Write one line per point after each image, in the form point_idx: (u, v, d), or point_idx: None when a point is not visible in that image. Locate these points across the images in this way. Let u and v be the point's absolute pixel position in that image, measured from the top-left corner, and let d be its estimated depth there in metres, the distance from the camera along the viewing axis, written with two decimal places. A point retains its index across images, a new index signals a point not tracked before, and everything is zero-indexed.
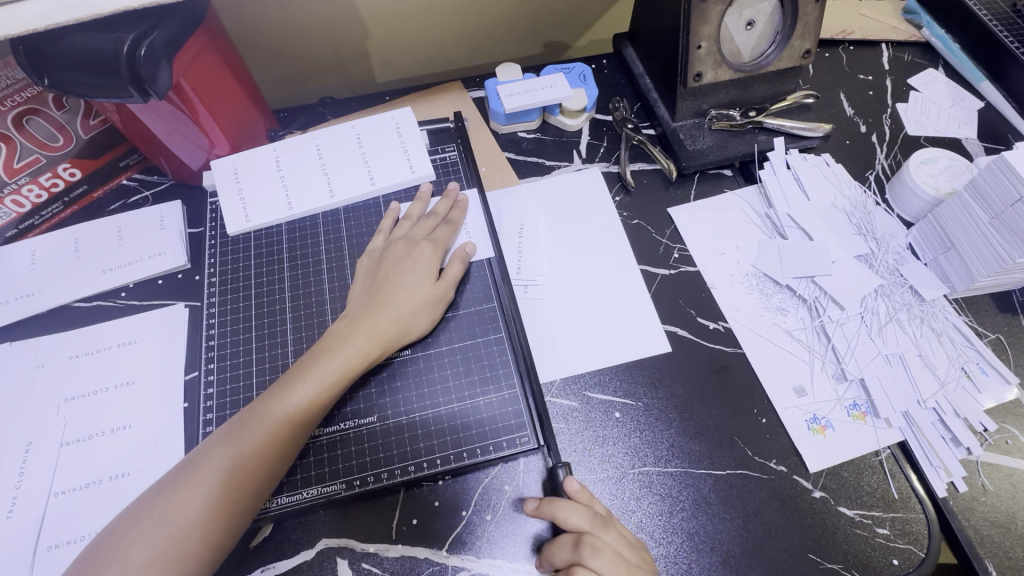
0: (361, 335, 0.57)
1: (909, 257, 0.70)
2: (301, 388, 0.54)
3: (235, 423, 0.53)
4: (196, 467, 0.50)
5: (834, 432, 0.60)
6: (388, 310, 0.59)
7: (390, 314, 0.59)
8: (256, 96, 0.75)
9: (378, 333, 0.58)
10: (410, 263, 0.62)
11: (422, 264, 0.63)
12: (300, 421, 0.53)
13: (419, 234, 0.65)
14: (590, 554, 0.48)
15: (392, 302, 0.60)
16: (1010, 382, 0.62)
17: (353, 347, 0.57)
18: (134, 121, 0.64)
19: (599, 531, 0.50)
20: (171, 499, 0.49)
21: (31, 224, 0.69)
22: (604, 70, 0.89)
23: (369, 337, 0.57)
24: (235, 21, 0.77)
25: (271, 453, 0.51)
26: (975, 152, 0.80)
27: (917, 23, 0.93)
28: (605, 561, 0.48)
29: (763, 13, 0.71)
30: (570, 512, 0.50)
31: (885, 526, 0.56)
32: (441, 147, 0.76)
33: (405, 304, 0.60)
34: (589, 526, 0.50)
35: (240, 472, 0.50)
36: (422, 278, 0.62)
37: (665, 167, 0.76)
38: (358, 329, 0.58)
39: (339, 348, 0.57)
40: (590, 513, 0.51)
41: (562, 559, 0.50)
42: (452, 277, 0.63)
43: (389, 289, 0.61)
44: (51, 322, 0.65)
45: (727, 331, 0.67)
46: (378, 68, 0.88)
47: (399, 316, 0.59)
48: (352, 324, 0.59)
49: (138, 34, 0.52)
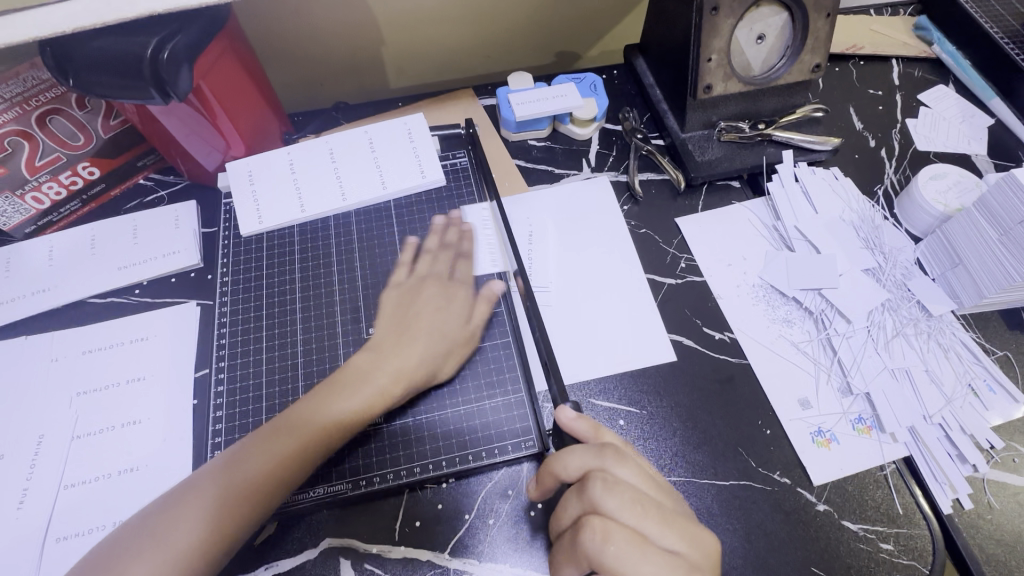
0: (387, 363, 0.60)
1: (917, 272, 0.70)
2: (323, 413, 0.56)
3: (254, 441, 0.55)
4: (213, 479, 0.52)
5: (839, 446, 0.60)
6: (413, 352, 0.61)
7: (415, 356, 0.60)
8: (272, 100, 0.77)
9: (403, 363, 0.60)
10: (443, 303, 0.64)
11: (453, 302, 0.65)
12: (316, 442, 0.54)
13: (449, 272, 0.67)
14: (602, 491, 0.45)
15: (421, 337, 0.62)
16: (1018, 400, 0.62)
17: (375, 381, 0.58)
18: (153, 122, 0.66)
19: (611, 466, 0.47)
20: (184, 509, 0.51)
21: (49, 221, 0.71)
22: (615, 80, 0.89)
23: (394, 371, 0.59)
24: (254, 28, 0.79)
25: (285, 469, 0.53)
26: (985, 168, 0.80)
27: (928, 39, 0.93)
28: (619, 495, 0.45)
29: (773, 27, 0.72)
30: (570, 456, 0.49)
31: (889, 541, 0.56)
32: (452, 153, 0.77)
33: (432, 339, 0.62)
34: (596, 462, 0.48)
35: (249, 485, 0.52)
36: (453, 321, 0.63)
37: (673, 177, 0.77)
38: (383, 366, 0.59)
39: (367, 379, 0.58)
40: (597, 449, 0.48)
41: (573, 511, 0.47)
42: (482, 317, 0.64)
43: (425, 316, 0.63)
44: (67, 315, 0.66)
45: (733, 342, 0.67)
46: (392, 74, 0.90)
47: (425, 357, 0.60)
48: (381, 352, 0.61)
49: (162, 38, 0.53)
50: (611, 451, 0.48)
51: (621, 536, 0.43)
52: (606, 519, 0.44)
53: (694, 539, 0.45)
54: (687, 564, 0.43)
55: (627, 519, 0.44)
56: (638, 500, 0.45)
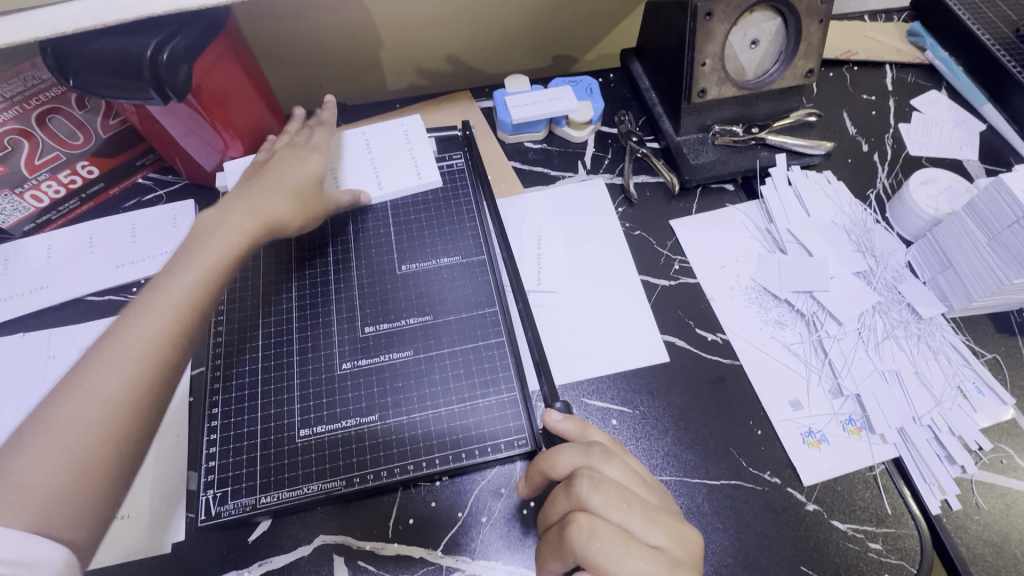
0: (241, 211, 0.58)
1: (908, 275, 0.71)
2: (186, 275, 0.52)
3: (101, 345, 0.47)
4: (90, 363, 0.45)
5: (829, 446, 0.61)
6: (255, 204, 0.59)
7: (261, 204, 0.59)
8: (272, 102, 0.77)
9: (259, 213, 0.59)
10: (295, 160, 0.66)
11: (305, 161, 0.66)
12: (194, 307, 0.50)
13: (304, 141, 0.69)
14: (588, 488, 0.46)
15: (263, 194, 0.60)
16: (1006, 402, 0.63)
17: (224, 240, 0.55)
18: (152, 121, 0.67)
19: (597, 464, 0.49)
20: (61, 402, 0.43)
21: (49, 219, 0.71)
22: (611, 83, 0.90)
23: (249, 217, 0.58)
24: (253, 30, 0.79)
25: (166, 344, 0.48)
26: (977, 173, 0.81)
27: (921, 45, 0.94)
28: (605, 492, 0.46)
29: (767, 33, 0.73)
30: (559, 454, 0.50)
31: (878, 541, 0.57)
32: (449, 155, 0.78)
33: (272, 201, 0.60)
34: (584, 461, 0.49)
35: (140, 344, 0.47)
36: (299, 176, 0.64)
37: (668, 180, 0.78)
38: (229, 217, 0.57)
39: (211, 238, 0.55)
40: (584, 447, 0.50)
41: (560, 507, 0.47)
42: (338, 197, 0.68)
43: (269, 178, 0.63)
44: (65, 313, 0.67)
45: (725, 343, 0.67)
46: (390, 76, 0.90)
47: (273, 205, 0.60)
48: (232, 205, 0.59)
49: (162, 39, 0.54)
50: (598, 450, 0.49)
51: (607, 532, 0.44)
52: (593, 515, 0.45)
53: (677, 535, 0.45)
54: (669, 559, 0.44)
55: (613, 516, 0.45)
56: (624, 497, 0.46)
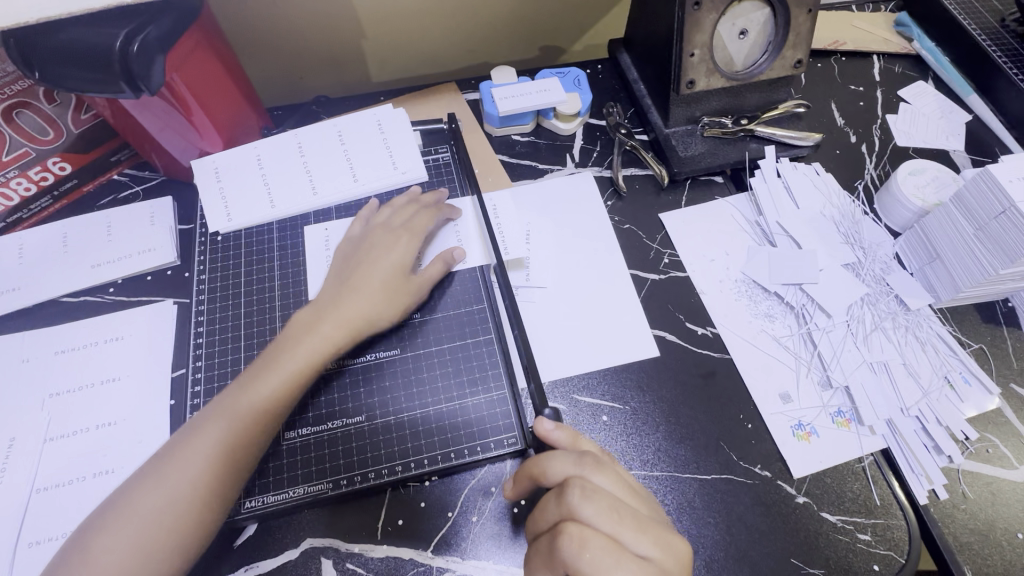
0: (329, 322, 0.58)
1: (896, 266, 0.71)
2: (275, 373, 0.55)
3: (206, 417, 0.53)
4: (181, 449, 0.51)
5: (818, 438, 0.61)
6: (357, 297, 0.59)
7: (357, 303, 0.59)
8: (250, 95, 0.75)
9: (345, 321, 0.58)
10: (383, 250, 0.63)
11: (397, 248, 0.63)
12: (269, 414, 0.53)
13: (396, 221, 0.66)
14: (580, 498, 0.45)
15: (358, 293, 0.60)
16: (991, 391, 0.64)
17: (311, 345, 0.56)
18: (126, 115, 0.64)
19: (589, 473, 0.48)
20: (148, 487, 0.49)
21: (19, 217, 0.68)
22: (599, 74, 0.89)
23: (335, 324, 0.58)
24: (231, 20, 0.77)
25: (241, 450, 0.51)
26: (963, 163, 0.81)
27: (908, 35, 0.94)
28: (596, 501, 0.45)
29: (756, 22, 0.72)
30: (550, 462, 0.49)
31: (867, 532, 0.57)
32: (435, 148, 0.77)
33: (372, 291, 0.60)
34: (576, 471, 0.48)
35: (230, 447, 0.51)
36: (391, 271, 0.62)
37: (657, 173, 0.77)
38: (319, 324, 0.57)
39: (305, 339, 0.57)
40: (576, 455, 0.49)
41: (551, 516, 0.47)
42: (428, 276, 0.63)
43: (361, 275, 0.61)
44: (39, 315, 0.65)
45: (715, 336, 0.67)
46: (374, 68, 0.89)
47: (359, 307, 0.59)
48: (321, 310, 0.59)
49: (132, 29, 0.52)
50: (590, 459, 0.49)
51: (598, 542, 0.43)
52: (583, 525, 0.44)
53: (667, 546, 0.45)
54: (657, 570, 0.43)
55: (603, 525, 0.44)
56: (614, 507, 0.45)
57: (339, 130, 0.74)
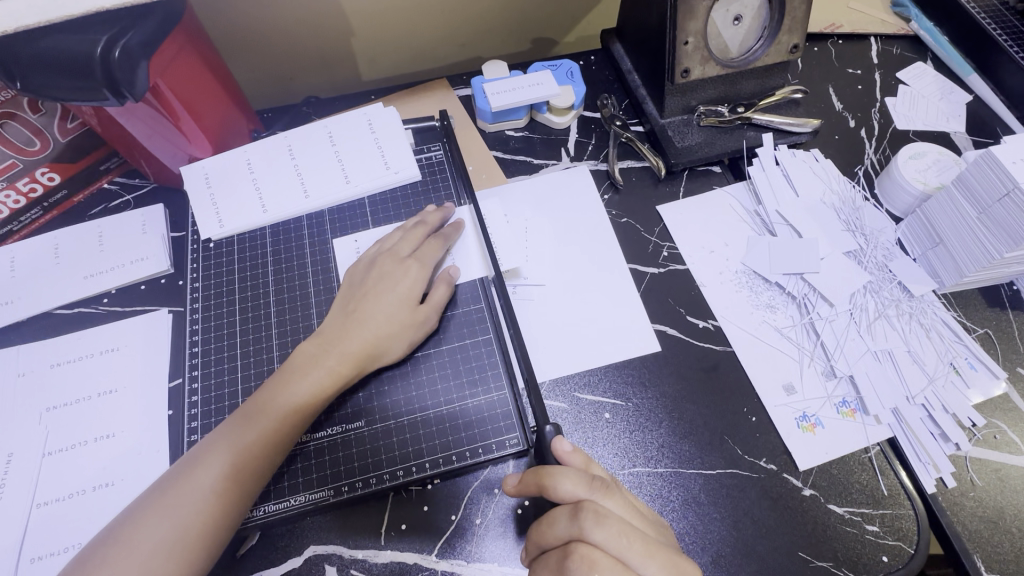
0: (334, 357, 0.56)
1: (898, 252, 0.70)
2: (287, 391, 0.54)
3: (218, 437, 0.53)
4: (192, 467, 0.51)
5: (823, 429, 0.60)
6: (364, 331, 0.58)
7: (365, 335, 0.57)
8: (235, 94, 0.73)
9: (352, 353, 0.57)
10: (391, 284, 0.60)
11: (407, 279, 0.60)
12: (277, 434, 0.53)
13: (406, 249, 0.63)
14: (591, 523, 0.44)
15: (366, 323, 0.58)
16: (998, 376, 0.63)
17: (320, 362, 0.56)
18: (112, 123, 0.63)
19: (599, 497, 0.47)
20: (157, 510, 0.49)
21: (11, 229, 0.68)
22: (592, 66, 0.88)
23: (340, 357, 0.56)
24: (216, 23, 0.76)
25: (248, 467, 0.51)
26: (964, 145, 0.80)
27: (906, 16, 0.93)
28: (609, 528, 0.44)
29: (750, 8, 0.70)
30: (562, 479, 0.47)
31: (875, 523, 0.56)
32: (427, 146, 0.75)
33: (381, 325, 0.58)
34: (587, 494, 0.47)
35: (240, 464, 0.51)
36: (399, 304, 0.59)
37: (653, 164, 0.76)
38: (327, 355, 0.56)
39: (311, 363, 0.56)
40: (588, 480, 0.48)
41: (561, 534, 0.46)
42: (436, 302, 0.61)
43: (367, 300, 0.59)
44: (33, 328, 0.64)
45: (716, 330, 0.66)
46: (364, 66, 0.87)
47: (365, 336, 0.57)
48: (326, 341, 0.57)
49: (112, 35, 0.51)
50: (600, 483, 0.48)
51: (607, 564, 0.43)
52: (593, 550, 0.44)
53: (674, 567, 0.44)
54: None
55: (613, 549, 0.44)
56: (626, 531, 0.45)
57: (330, 131, 0.73)
